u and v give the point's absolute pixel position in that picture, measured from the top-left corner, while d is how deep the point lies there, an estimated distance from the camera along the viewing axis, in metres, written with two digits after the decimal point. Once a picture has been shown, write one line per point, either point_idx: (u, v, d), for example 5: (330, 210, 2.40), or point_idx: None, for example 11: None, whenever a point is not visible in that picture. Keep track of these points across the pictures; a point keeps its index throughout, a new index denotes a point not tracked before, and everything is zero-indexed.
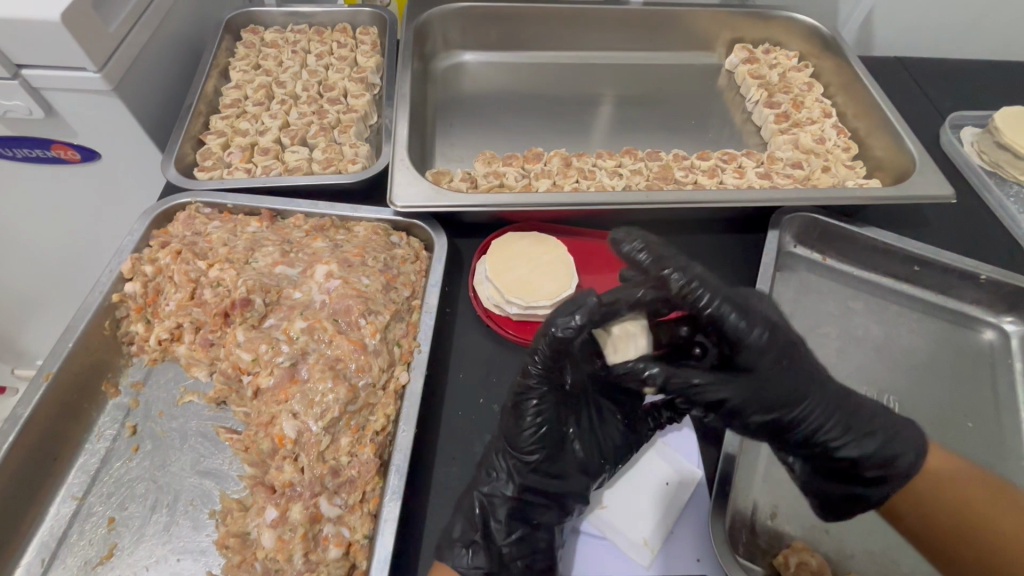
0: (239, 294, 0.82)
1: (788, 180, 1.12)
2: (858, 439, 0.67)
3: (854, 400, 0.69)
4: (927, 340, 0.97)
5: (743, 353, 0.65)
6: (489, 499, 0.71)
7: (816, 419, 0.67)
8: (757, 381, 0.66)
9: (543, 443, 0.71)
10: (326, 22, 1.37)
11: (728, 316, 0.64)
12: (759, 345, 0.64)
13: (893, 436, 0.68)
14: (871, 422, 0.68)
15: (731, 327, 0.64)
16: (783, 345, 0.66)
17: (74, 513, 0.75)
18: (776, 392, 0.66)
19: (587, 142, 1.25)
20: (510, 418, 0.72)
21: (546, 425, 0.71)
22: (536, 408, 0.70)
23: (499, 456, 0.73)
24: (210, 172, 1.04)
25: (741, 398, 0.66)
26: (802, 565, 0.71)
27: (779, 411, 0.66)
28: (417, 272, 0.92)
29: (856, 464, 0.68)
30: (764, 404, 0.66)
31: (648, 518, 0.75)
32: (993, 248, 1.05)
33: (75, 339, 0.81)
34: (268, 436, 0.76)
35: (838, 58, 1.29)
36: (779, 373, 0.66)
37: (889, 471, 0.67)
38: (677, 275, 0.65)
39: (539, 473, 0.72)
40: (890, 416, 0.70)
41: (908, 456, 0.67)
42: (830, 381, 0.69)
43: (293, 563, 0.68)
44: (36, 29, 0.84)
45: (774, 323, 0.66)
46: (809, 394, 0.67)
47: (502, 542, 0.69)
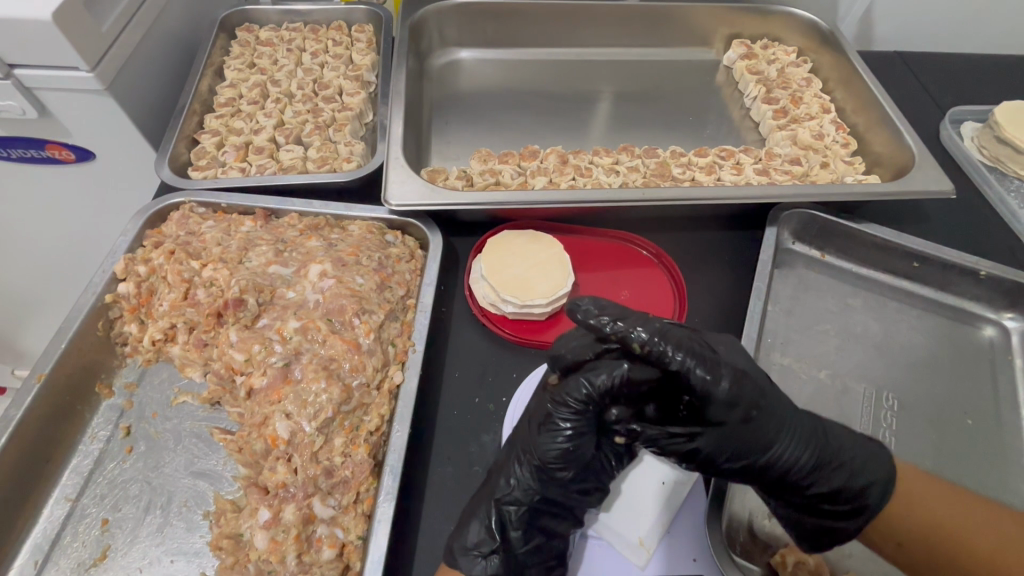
0: (232, 294, 0.82)
1: (787, 176, 1.11)
2: (828, 475, 0.66)
3: (825, 431, 0.68)
4: (926, 337, 0.96)
5: (711, 406, 0.63)
6: (508, 508, 0.69)
7: (787, 463, 0.65)
8: (727, 430, 0.65)
9: (573, 463, 0.68)
10: (321, 21, 1.36)
11: (693, 370, 0.63)
12: (727, 397, 0.63)
13: (863, 465, 0.67)
14: (844, 453, 0.67)
15: (698, 380, 0.63)
16: (751, 394, 0.65)
17: (68, 514, 0.75)
18: (746, 437, 0.65)
19: (584, 139, 1.24)
20: (541, 435, 0.68)
21: (575, 448, 0.68)
22: (569, 433, 0.67)
23: (522, 466, 0.70)
24: (205, 171, 1.03)
25: (713, 446, 0.65)
26: (799, 565, 0.70)
27: (749, 457, 0.65)
28: (412, 271, 0.91)
29: (827, 498, 0.67)
30: (734, 451, 0.65)
31: (647, 519, 0.74)
32: (993, 243, 1.04)
33: (68, 340, 0.80)
34: (262, 436, 0.75)
35: (837, 53, 1.28)
36: (749, 420, 0.65)
37: (859, 503, 0.67)
38: (641, 333, 0.65)
39: (563, 487, 0.70)
40: (857, 447, 0.69)
41: (877, 486, 0.67)
42: (799, 418, 0.67)
43: (287, 564, 0.67)
44: (27, 28, 0.83)
45: (742, 372, 0.65)
46: (779, 438, 0.65)
47: (520, 550, 0.68)
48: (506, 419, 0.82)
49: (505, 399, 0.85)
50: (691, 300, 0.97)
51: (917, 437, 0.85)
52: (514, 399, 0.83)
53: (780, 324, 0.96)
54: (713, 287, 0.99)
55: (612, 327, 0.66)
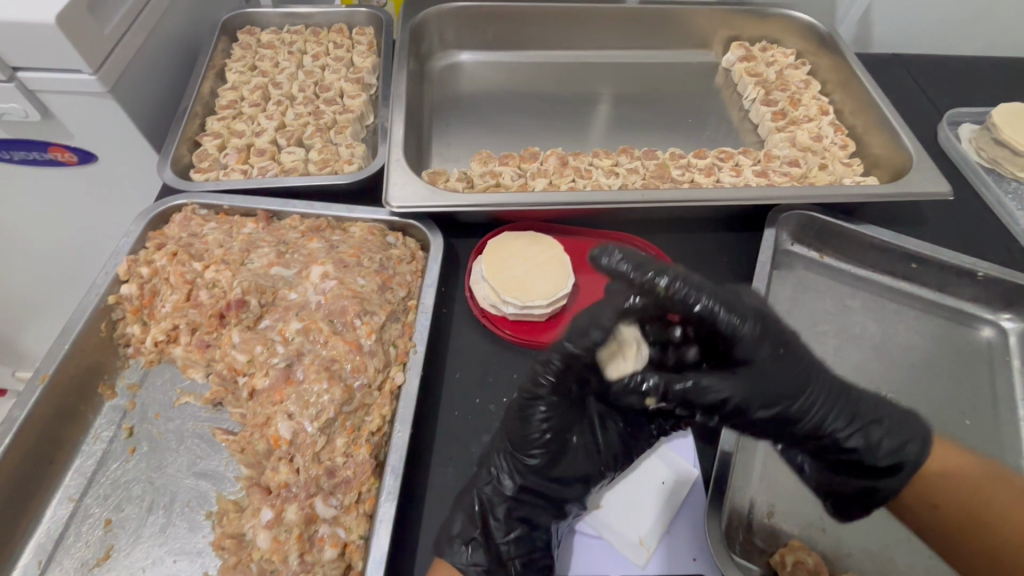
0: (234, 295, 0.83)
1: (786, 178, 1.12)
2: (864, 428, 0.67)
3: (856, 388, 0.69)
4: (924, 338, 0.97)
5: (739, 348, 0.64)
6: (488, 497, 0.70)
7: (820, 412, 0.66)
8: (757, 373, 0.64)
9: (548, 446, 0.71)
10: (322, 23, 1.37)
11: (718, 313, 0.62)
12: (754, 337, 0.63)
13: (898, 423, 0.68)
14: (878, 409, 0.68)
15: (723, 322, 0.63)
16: (777, 336, 0.65)
17: (71, 515, 0.75)
18: (779, 384, 0.65)
19: (583, 141, 1.25)
20: (513, 421, 0.70)
21: (552, 429, 0.70)
22: (543, 414, 0.69)
23: (501, 456, 0.72)
24: (206, 174, 1.04)
25: (745, 395, 0.64)
26: (798, 565, 0.70)
27: (783, 406, 0.65)
28: (413, 272, 0.92)
29: (864, 454, 0.67)
30: (769, 399, 0.65)
31: (641, 516, 0.75)
32: (991, 244, 1.05)
33: (71, 341, 0.81)
34: (264, 436, 0.75)
35: (835, 55, 1.29)
36: (781, 366, 0.65)
37: (897, 459, 0.67)
38: (664, 278, 0.61)
39: (540, 475, 0.71)
40: (890, 406, 0.69)
41: (914, 443, 0.67)
42: (829, 372, 0.68)
43: (289, 564, 0.68)
44: (30, 31, 0.83)
45: (764, 314, 0.66)
46: (811, 385, 0.66)
47: (501, 540, 0.69)
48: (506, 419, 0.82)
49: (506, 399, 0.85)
50: None
51: None
52: None
53: None
54: None
55: (636, 273, 0.61)
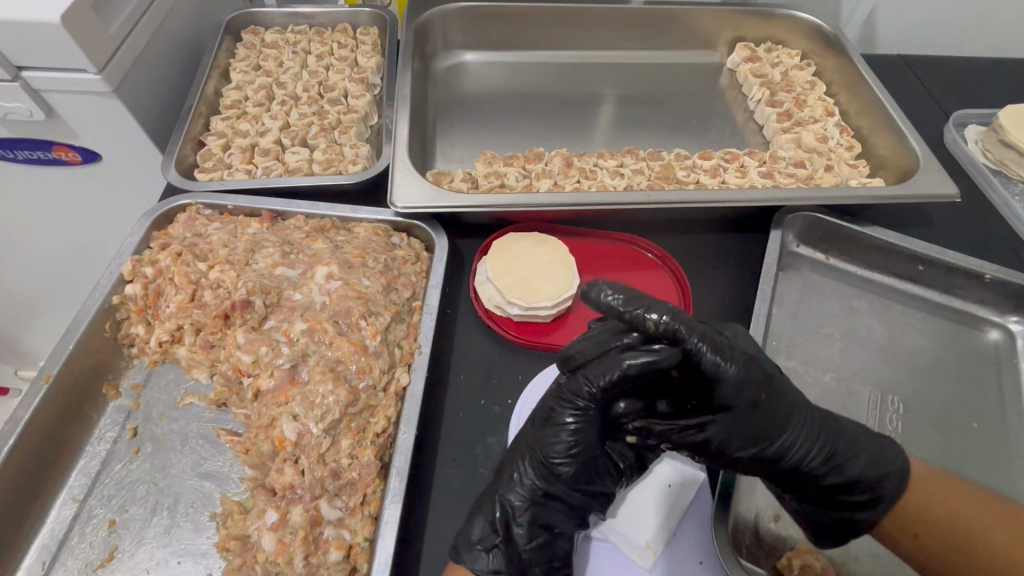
0: (239, 296, 0.82)
1: (791, 179, 1.11)
2: (842, 465, 0.68)
3: (834, 422, 0.70)
4: (931, 340, 0.96)
5: (720, 390, 0.64)
6: (510, 504, 0.69)
7: (802, 449, 0.67)
8: (738, 414, 0.65)
9: (575, 458, 0.69)
10: (326, 22, 1.36)
11: (704, 353, 0.63)
12: (736, 381, 0.63)
13: (876, 456, 0.68)
14: (858, 444, 0.69)
15: (709, 364, 0.63)
16: (760, 378, 0.65)
17: (75, 516, 0.75)
18: (757, 425, 0.66)
19: (588, 142, 1.24)
20: (545, 428, 0.70)
21: (577, 444, 0.69)
22: (573, 426, 0.69)
23: (524, 461, 0.71)
24: (211, 174, 1.04)
25: (726, 434, 0.65)
26: (805, 568, 0.70)
27: (762, 445, 0.66)
28: (418, 273, 0.91)
29: (842, 489, 0.68)
30: (746, 439, 0.66)
31: (654, 520, 0.74)
32: (999, 247, 1.04)
33: (75, 342, 0.81)
34: (269, 438, 0.75)
35: (841, 56, 1.29)
36: (761, 406, 0.65)
37: (874, 492, 0.68)
38: (655, 313, 0.63)
39: (565, 484, 0.70)
40: (867, 437, 0.70)
41: (893, 476, 0.68)
42: (810, 409, 0.69)
43: (294, 566, 0.67)
44: (34, 30, 0.83)
45: (749, 357, 0.66)
46: (790, 424, 0.67)
47: (523, 547, 0.67)
48: (512, 421, 0.82)
49: (511, 401, 0.85)
50: (696, 303, 0.97)
51: (922, 441, 0.85)
52: (520, 401, 0.83)
53: (785, 326, 0.97)
54: (718, 290, 0.99)
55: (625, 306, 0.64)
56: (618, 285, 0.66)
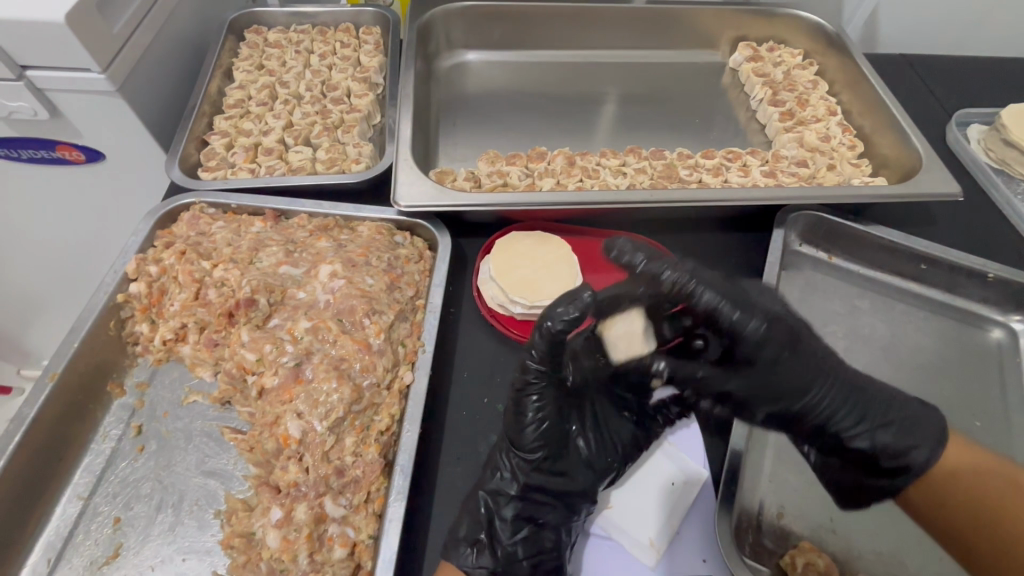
0: (243, 294, 0.83)
1: (793, 179, 1.12)
2: (870, 431, 0.71)
3: (870, 388, 0.73)
4: (933, 339, 0.96)
5: (742, 344, 0.71)
6: (493, 497, 0.70)
7: (828, 408, 0.72)
8: (760, 370, 0.71)
9: (548, 440, 0.72)
10: (329, 22, 1.37)
11: (724, 310, 0.70)
12: (758, 338, 0.70)
13: (909, 430, 0.70)
14: (889, 413, 0.71)
15: (728, 320, 0.70)
16: (784, 337, 0.71)
17: (80, 513, 0.75)
18: (781, 382, 0.71)
19: (590, 141, 1.25)
20: (512, 415, 0.72)
21: (544, 416, 0.71)
22: (537, 401, 0.71)
23: (503, 454, 0.73)
24: (214, 173, 1.04)
25: (746, 387, 0.72)
26: (808, 567, 0.70)
27: (784, 401, 0.72)
28: (421, 272, 0.91)
29: (869, 454, 0.71)
30: (771, 395, 0.72)
31: (650, 517, 0.75)
32: (1001, 246, 1.04)
33: (80, 340, 0.81)
34: (273, 435, 0.75)
35: (843, 55, 1.29)
36: (784, 364, 0.71)
37: (902, 463, 0.69)
38: (672, 273, 0.72)
39: (542, 472, 0.72)
40: (909, 410, 0.71)
41: (923, 448, 0.69)
42: (844, 374, 0.72)
43: (299, 563, 0.67)
44: (40, 30, 0.84)
45: (775, 316, 0.71)
46: (817, 383, 0.71)
47: (507, 541, 0.68)
48: None
49: None
50: None
51: None
52: None
53: None
54: None
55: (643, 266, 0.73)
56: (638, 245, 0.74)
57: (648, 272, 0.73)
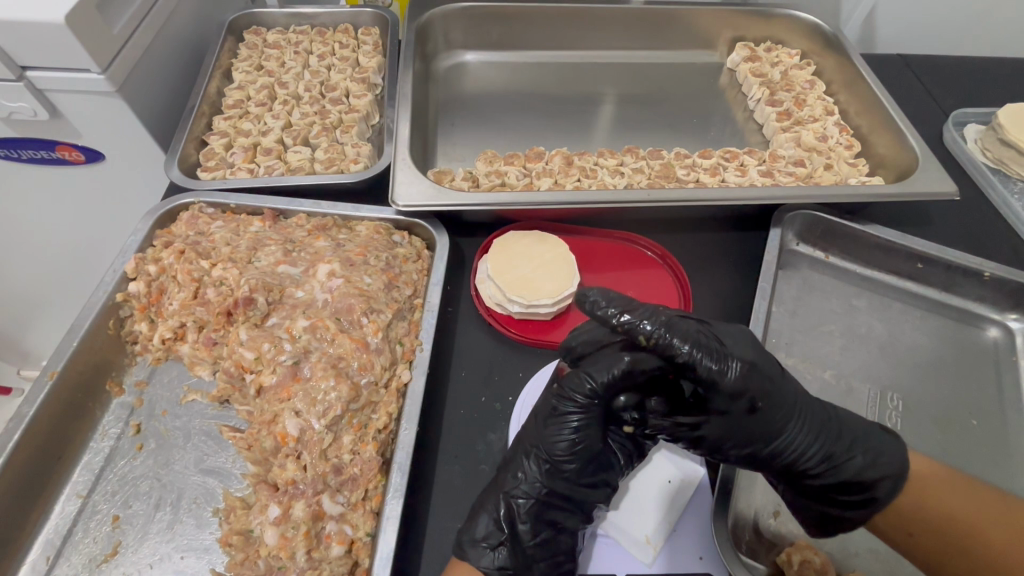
0: (241, 293, 0.83)
1: (790, 178, 1.12)
2: (839, 466, 0.67)
3: (835, 422, 0.69)
4: (930, 338, 0.96)
5: (715, 395, 0.64)
6: (515, 500, 0.69)
7: (797, 450, 0.67)
8: (734, 418, 0.65)
9: (579, 456, 0.70)
10: (328, 23, 1.37)
11: (699, 360, 0.63)
12: (733, 386, 0.64)
13: (875, 459, 0.67)
14: (854, 446, 0.68)
15: (703, 369, 0.63)
16: (756, 384, 0.65)
17: (79, 511, 0.75)
18: (751, 427, 0.66)
19: (588, 141, 1.25)
20: (548, 427, 0.70)
21: (581, 441, 0.69)
22: (576, 424, 0.69)
23: (529, 459, 0.71)
24: (213, 173, 1.04)
25: (721, 434, 0.66)
26: (805, 564, 0.70)
27: (755, 445, 0.67)
28: (419, 271, 0.92)
29: (835, 488, 0.68)
30: (742, 440, 0.66)
31: (655, 517, 0.74)
32: (997, 245, 1.05)
33: (79, 338, 0.81)
34: (271, 434, 0.76)
35: (840, 55, 1.29)
36: (756, 408, 0.65)
37: (869, 495, 0.67)
38: (647, 325, 0.65)
39: (569, 480, 0.70)
40: (870, 442, 0.69)
41: (889, 480, 0.67)
42: (808, 409, 0.68)
43: (296, 561, 0.68)
44: (40, 31, 0.84)
45: (744, 360, 0.66)
46: (786, 423, 0.66)
47: (527, 543, 0.68)
48: (512, 419, 0.82)
49: (512, 398, 0.85)
50: (695, 300, 0.97)
51: (921, 438, 0.85)
52: (521, 399, 0.83)
53: (785, 324, 0.97)
54: (718, 288, 0.99)
55: (621, 320, 0.66)
56: (613, 297, 0.68)
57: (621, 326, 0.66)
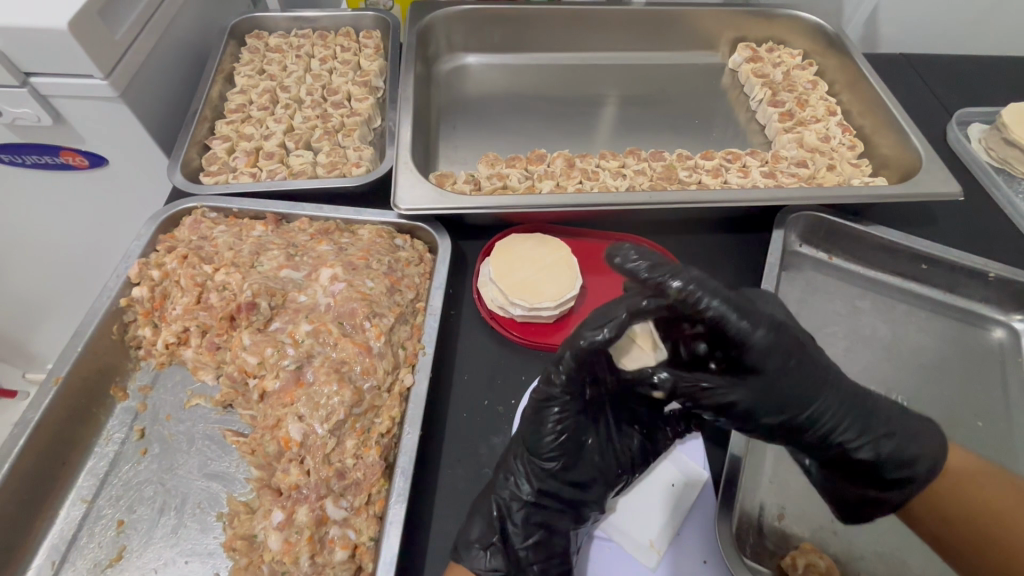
0: (244, 298, 0.83)
1: (793, 179, 1.12)
2: (874, 441, 0.66)
3: (870, 399, 0.69)
4: (935, 339, 0.96)
5: (748, 354, 0.64)
6: (506, 502, 0.70)
7: (831, 420, 0.66)
8: (765, 380, 0.65)
9: (564, 450, 0.70)
10: (329, 26, 1.37)
11: (731, 317, 0.63)
12: (763, 345, 0.64)
13: (911, 437, 0.67)
14: (892, 422, 0.68)
15: (733, 328, 0.63)
16: (788, 344, 0.65)
17: (84, 516, 0.76)
18: (784, 391, 0.65)
19: (591, 143, 1.25)
20: (530, 423, 0.70)
21: (564, 433, 0.70)
22: (558, 415, 0.69)
23: (519, 461, 0.72)
24: (216, 177, 1.05)
25: (754, 399, 0.65)
26: (809, 567, 0.70)
27: (789, 413, 0.66)
28: (422, 274, 0.92)
29: (873, 465, 0.67)
30: (775, 404, 0.65)
31: (658, 521, 0.74)
32: (1002, 245, 1.04)
33: (83, 343, 0.82)
34: (274, 438, 0.76)
35: (843, 56, 1.29)
36: (790, 372, 0.65)
37: (909, 472, 0.66)
38: (678, 280, 0.63)
39: (559, 481, 0.71)
40: (904, 418, 0.69)
41: (927, 459, 0.66)
42: (841, 381, 0.68)
43: (300, 565, 0.68)
44: (44, 37, 0.85)
45: (778, 324, 0.66)
46: (822, 392, 0.66)
47: (520, 545, 0.69)
48: (515, 423, 0.82)
49: (515, 401, 0.85)
50: None
51: None
52: (523, 402, 0.83)
53: None
54: None
55: (648, 274, 0.64)
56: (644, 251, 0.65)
57: (652, 282, 0.64)
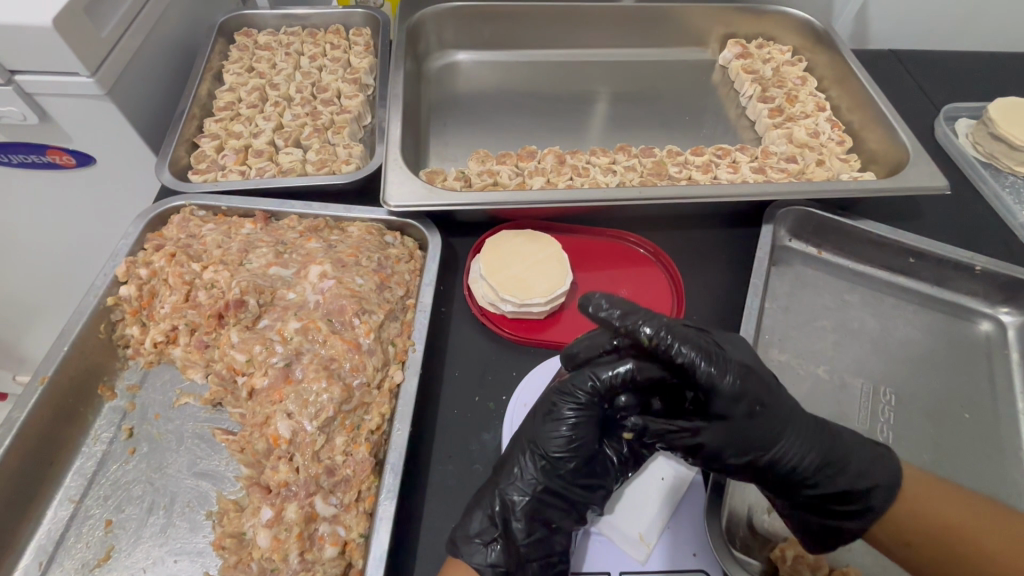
0: (232, 296, 0.83)
1: (783, 174, 1.12)
2: (836, 475, 0.66)
3: (832, 432, 0.68)
4: (922, 332, 0.97)
5: (715, 400, 0.63)
6: (510, 497, 0.69)
7: (796, 459, 0.65)
8: (733, 424, 0.64)
9: (576, 453, 0.70)
10: (319, 24, 1.37)
11: (699, 364, 0.63)
12: (731, 392, 0.63)
13: (872, 468, 0.66)
14: (852, 454, 0.67)
15: (703, 374, 0.63)
16: (754, 390, 0.65)
17: (72, 516, 0.75)
18: (750, 433, 0.64)
19: (581, 139, 1.25)
20: (545, 423, 0.70)
21: (577, 439, 0.70)
22: (573, 421, 0.69)
23: (525, 456, 0.71)
24: (204, 175, 1.04)
25: (719, 441, 0.65)
26: (798, 559, 0.71)
27: (754, 453, 0.65)
28: (411, 271, 0.92)
29: (833, 498, 0.66)
30: (739, 446, 0.65)
31: (649, 513, 0.75)
32: (989, 239, 1.05)
33: (70, 344, 0.81)
34: (263, 435, 0.75)
35: (831, 52, 1.29)
36: (755, 413, 0.65)
37: (867, 504, 0.65)
38: (649, 327, 0.65)
39: (564, 479, 0.70)
40: (864, 446, 0.68)
41: (884, 490, 0.65)
42: (806, 418, 0.67)
43: (289, 562, 0.68)
44: (28, 35, 0.84)
45: (745, 368, 0.65)
46: (785, 433, 0.65)
47: (523, 541, 0.67)
48: (506, 419, 0.81)
49: (505, 397, 0.85)
50: (688, 298, 0.97)
51: (914, 433, 0.85)
52: (515, 400, 0.82)
53: (778, 321, 0.97)
54: (710, 284, 0.99)
55: (621, 320, 0.68)
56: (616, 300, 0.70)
57: (626, 328, 0.67)
